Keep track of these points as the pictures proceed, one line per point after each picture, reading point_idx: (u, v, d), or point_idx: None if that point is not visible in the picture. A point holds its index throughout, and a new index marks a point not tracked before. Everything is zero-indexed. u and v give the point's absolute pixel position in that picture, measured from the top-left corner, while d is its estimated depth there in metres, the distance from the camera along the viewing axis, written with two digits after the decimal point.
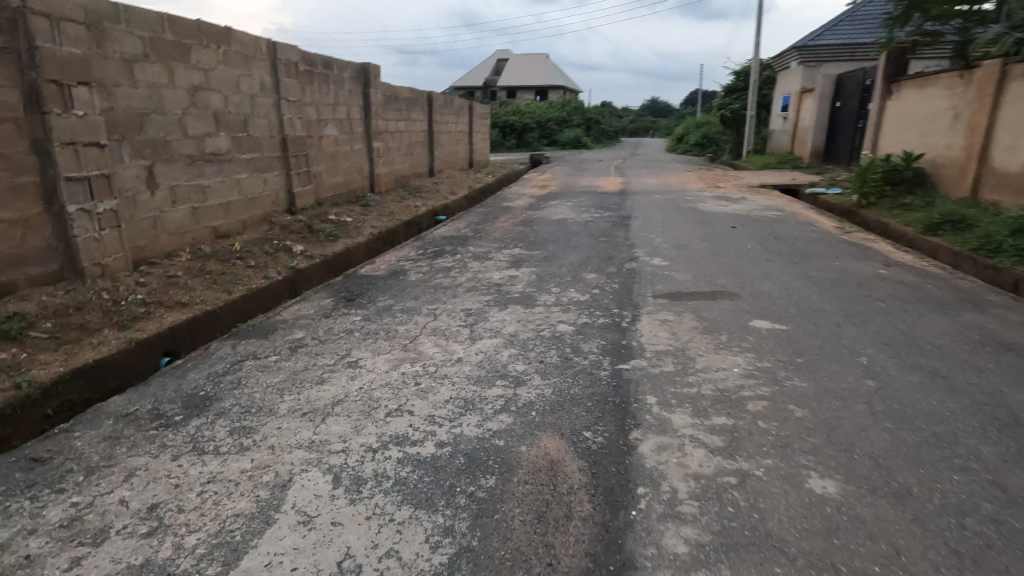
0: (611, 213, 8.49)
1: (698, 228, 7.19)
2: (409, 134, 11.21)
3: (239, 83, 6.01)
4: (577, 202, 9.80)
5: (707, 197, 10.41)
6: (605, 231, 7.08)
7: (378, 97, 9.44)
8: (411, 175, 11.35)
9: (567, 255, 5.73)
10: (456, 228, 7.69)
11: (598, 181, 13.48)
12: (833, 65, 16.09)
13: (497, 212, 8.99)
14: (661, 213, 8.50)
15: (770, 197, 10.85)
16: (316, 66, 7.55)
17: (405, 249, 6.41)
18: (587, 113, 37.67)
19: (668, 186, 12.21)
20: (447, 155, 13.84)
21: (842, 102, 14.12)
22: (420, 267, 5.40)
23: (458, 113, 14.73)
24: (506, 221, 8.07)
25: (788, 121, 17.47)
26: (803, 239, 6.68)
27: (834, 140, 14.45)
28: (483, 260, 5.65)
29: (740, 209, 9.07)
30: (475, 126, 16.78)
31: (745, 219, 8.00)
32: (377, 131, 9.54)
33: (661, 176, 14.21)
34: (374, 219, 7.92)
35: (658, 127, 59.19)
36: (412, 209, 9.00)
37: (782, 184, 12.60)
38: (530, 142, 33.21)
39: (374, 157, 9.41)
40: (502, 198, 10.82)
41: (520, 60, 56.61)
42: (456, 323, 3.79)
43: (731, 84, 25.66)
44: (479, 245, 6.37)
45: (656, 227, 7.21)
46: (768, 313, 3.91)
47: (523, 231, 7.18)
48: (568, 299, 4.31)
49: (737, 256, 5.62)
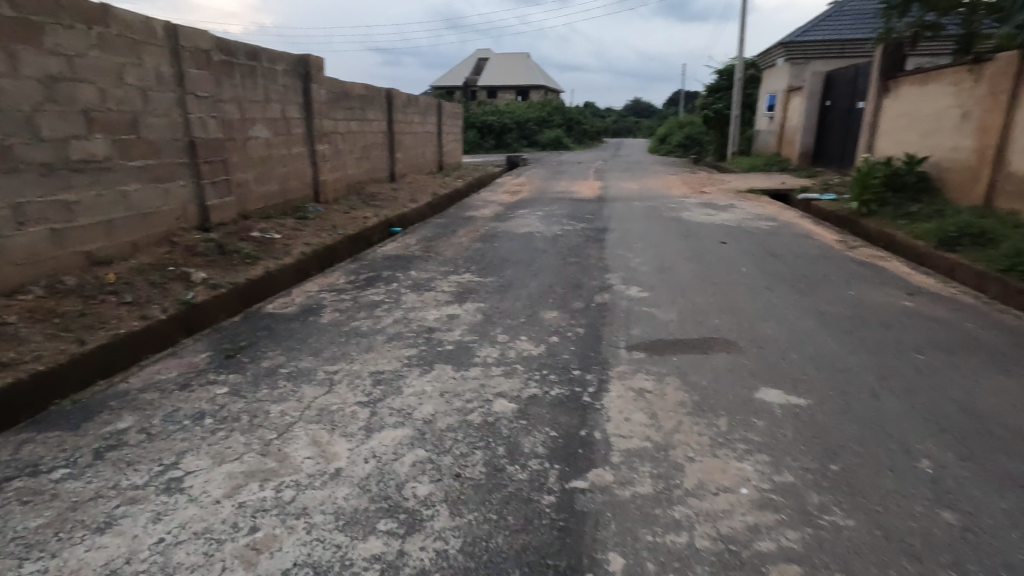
0: (585, 224, 7.50)
1: (683, 244, 6.22)
2: (364, 135, 10.10)
3: (122, 74, 4.89)
4: (548, 211, 8.79)
5: (692, 204, 9.48)
6: (576, 248, 6.08)
7: (322, 94, 8.33)
8: (366, 180, 10.25)
9: (526, 283, 4.73)
10: (405, 245, 6.64)
11: (575, 185, 12.50)
12: (822, 62, 15.31)
13: (457, 224, 7.95)
14: (641, 224, 7.52)
15: (760, 203, 9.95)
16: (237, 56, 6.43)
17: (335, 274, 5.34)
18: (568, 113, 36.77)
19: (650, 191, 11.26)
20: (411, 158, 12.75)
21: (832, 100, 13.33)
22: (343, 302, 4.36)
23: (425, 113, 13.65)
24: (464, 235, 7.04)
25: (775, 121, 16.67)
26: (806, 258, 5.73)
27: (825, 141, 13.65)
28: (423, 291, 4.62)
29: (729, 219, 8.14)
30: (446, 126, 15.70)
31: (736, 231, 7.05)
32: (322, 132, 8.44)
33: (642, 180, 13.27)
34: (310, 234, 6.83)
35: (640, 128, 58.60)
36: (360, 221, 7.92)
37: (771, 188, 11.73)
38: (509, 143, 32.18)
39: (318, 161, 8.31)
40: (467, 206, 9.77)
41: (501, 59, 55.61)
42: (356, 399, 2.75)
43: (714, 83, 24.89)
44: (424, 269, 5.34)
45: (635, 244, 6.22)
46: (778, 376, 2.92)
47: (480, 249, 6.15)
48: (517, 352, 3.31)
49: (731, 284, 4.64)
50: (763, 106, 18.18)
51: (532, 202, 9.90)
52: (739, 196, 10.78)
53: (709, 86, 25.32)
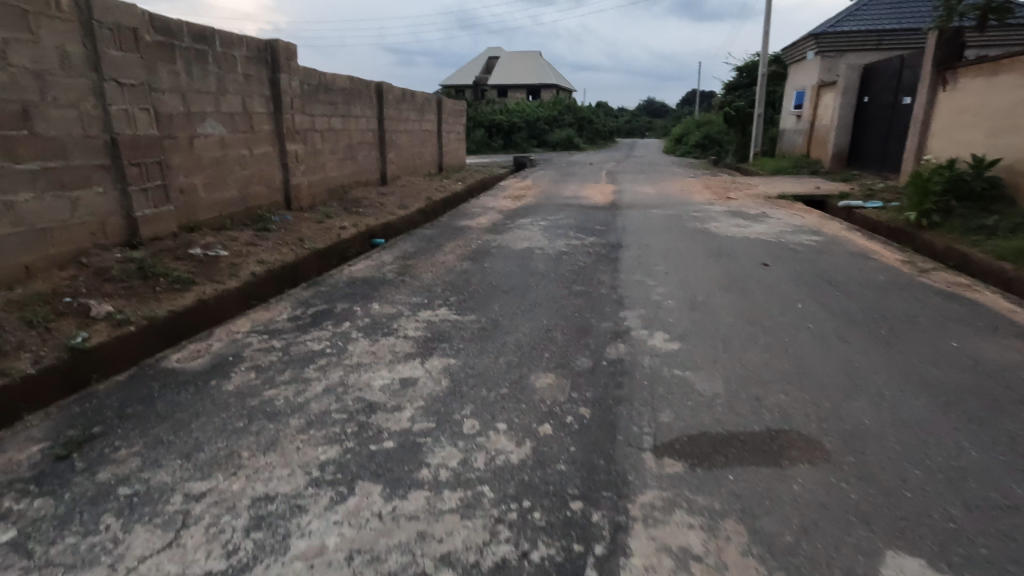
0: (595, 239, 6.37)
1: (716, 265, 5.08)
2: (348, 133, 9.05)
3: (7, 54, 3.85)
4: (553, 220, 7.68)
5: (718, 213, 8.31)
6: (583, 271, 4.97)
7: (294, 86, 7.29)
8: (351, 184, 9.20)
9: (516, 325, 3.62)
10: (379, 264, 5.56)
11: (585, 189, 11.36)
12: (856, 55, 14.03)
13: (445, 236, 6.85)
14: (663, 237, 6.40)
15: (797, 211, 8.74)
16: (179, 38, 5.39)
17: (280, 305, 4.27)
18: (579, 112, 35.59)
19: (669, 196, 10.10)
20: (406, 158, 11.70)
21: (871, 96, 12.07)
22: (270, 352, 3.28)
23: (422, 110, 12.57)
24: (450, 251, 5.94)
25: (803, 119, 15.39)
26: (873, 285, 4.57)
27: (862, 140, 12.37)
28: (381, 336, 3.52)
29: (765, 231, 6.97)
30: (446, 124, 14.63)
31: (776, 248, 5.88)
32: (295, 130, 7.39)
33: (659, 184, 12.10)
34: (269, 249, 5.77)
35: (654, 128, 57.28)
36: (334, 232, 6.85)
37: (804, 194, 10.50)
38: (518, 143, 31.03)
39: (289, 162, 7.25)
40: (462, 213, 8.68)
41: (512, 57, 54.58)
42: (206, 566, 1.66)
43: (733, 80, 23.62)
44: (391, 300, 4.26)
45: (656, 265, 5.09)
46: (908, 527, 1.78)
47: (466, 271, 5.06)
48: (486, 457, 2.20)
49: (788, 328, 3.51)
50: (789, 104, 16.90)
51: (535, 209, 8.79)
52: (770, 203, 9.56)
53: (728, 83, 24.04)
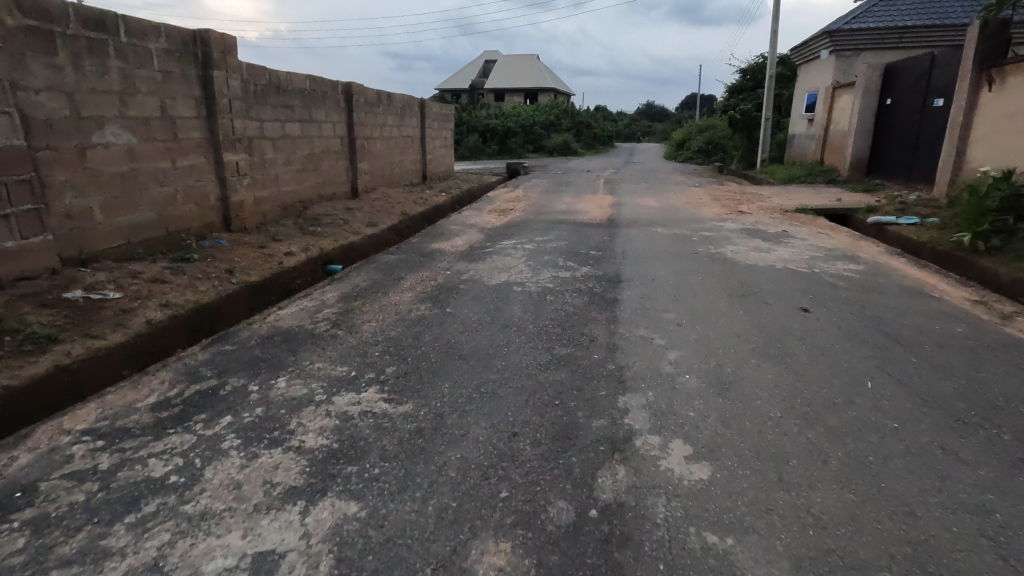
0: (588, 270, 5.26)
1: (742, 311, 3.98)
2: (308, 141, 7.94)
3: None
4: (540, 242, 6.56)
5: (732, 232, 7.20)
6: (570, 320, 3.85)
7: (233, 86, 6.19)
8: (312, 198, 8.09)
9: (465, 423, 2.51)
10: (316, 307, 4.43)
11: (580, 202, 10.25)
12: (874, 54, 12.97)
13: (409, 264, 5.73)
14: (672, 267, 5.32)
15: (821, 229, 7.65)
16: (60, 23, 4.29)
17: (157, 377, 3.15)
18: (577, 116, 34.61)
19: (674, 210, 8.99)
20: (382, 168, 10.59)
21: (895, 98, 10.99)
22: (82, 482, 2.15)
23: (401, 114, 11.47)
24: (408, 288, 4.81)
25: (816, 124, 14.31)
26: (953, 343, 3.46)
27: (886, 147, 11.26)
28: (265, 445, 2.38)
29: (791, 256, 5.86)
30: (432, 129, 13.54)
31: (811, 283, 4.78)
32: (235, 137, 6.28)
33: (662, 195, 11.00)
34: (183, 285, 4.65)
35: (654, 132, 56.33)
36: (277, 260, 5.74)
37: (825, 207, 9.39)
38: (514, 148, 29.98)
39: (226, 176, 6.14)
40: (437, 232, 7.54)
41: (509, 61, 53.68)
42: None
43: (737, 83, 22.62)
44: (305, 372, 3.13)
45: (666, 311, 3.98)
46: None
47: (420, 320, 3.95)
48: None
49: (865, 432, 2.40)
50: (800, 107, 15.82)
51: (521, 227, 7.65)
52: (789, 218, 8.45)
53: (731, 86, 23.01)
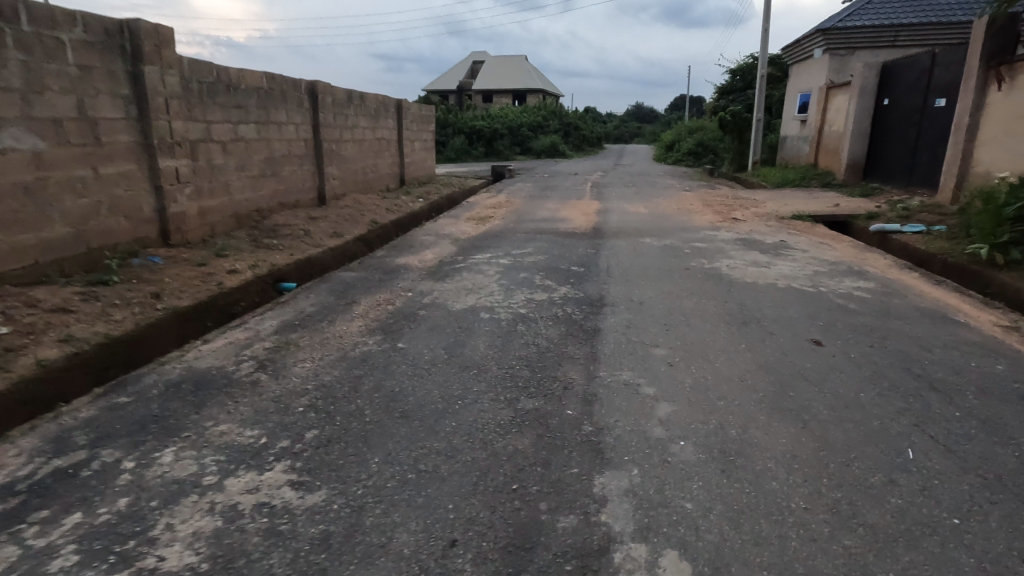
0: (567, 290, 4.66)
1: (744, 344, 3.41)
2: (265, 144, 7.28)
3: None
4: (517, 256, 5.95)
5: (727, 243, 6.63)
6: (541, 360, 3.23)
7: (171, 84, 5.52)
8: (271, 207, 7.42)
9: (389, 526, 1.88)
10: (246, 341, 3.78)
11: (564, 208, 9.66)
12: (869, 53, 12.53)
13: (368, 283, 5.09)
14: (662, 286, 4.73)
15: (821, 239, 7.11)
16: None
17: (14, 446, 2.49)
18: (565, 118, 34.10)
19: (664, 218, 8.43)
20: (354, 173, 9.93)
21: (893, 98, 10.52)
22: None
23: (375, 115, 10.82)
24: (360, 315, 4.18)
25: (810, 125, 13.84)
26: (999, 387, 2.88)
27: (884, 149, 10.79)
28: (106, 566, 1.74)
29: (793, 272, 5.29)
30: (410, 131, 12.89)
31: (820, 307, 4.21)
32: (174, 141, 5.62)
33: (651, 201, 10.44)
34: (93, 314, 3.99)
35: (644, 134, 56.02)
36: (217, 280, 5.08)
37: (823, 213, 8.88)
38: (501, 150, 29.41)
39: (163, 184, 5.47)
40: (406, 244, 6.91)
41: (497, 62, 53.15)
42: None
43: (726, 84, 22.21)
44: (203, 439, 2.48)
45: (654, 346, 3.39)
46: None
47: (363, 360, 3.33)
48: None
49: (916, 532, 1.83)
50: (792, 108, 15.36)
51: (499, 238, 7.03)
52: (786, 226, 7.91)
53: (721, 87, 22.58)
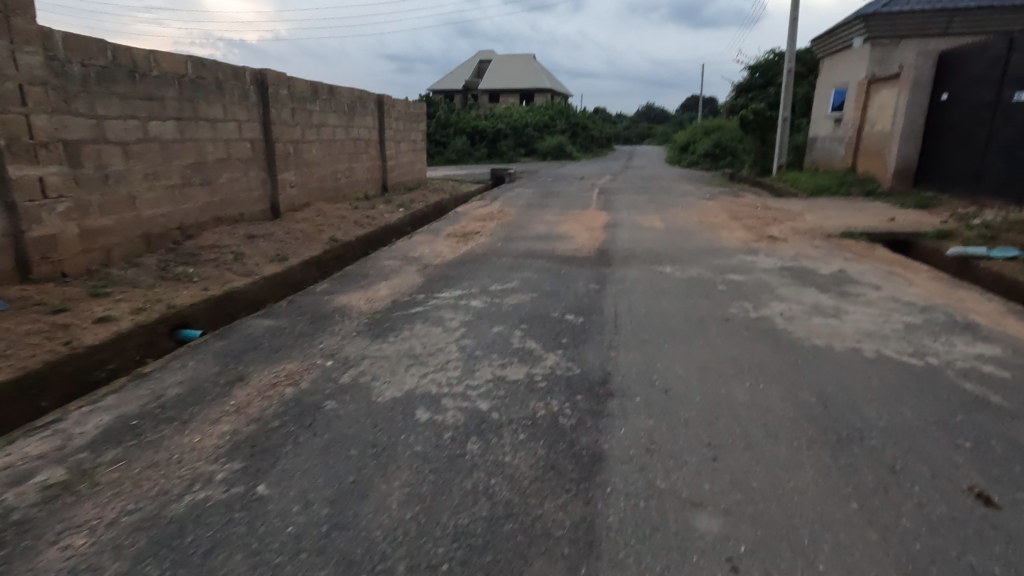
0: (555, 361, 3.21)
1: (856, 502, 1.94)
2: (190, 145, 5.88)
3: None
4: (494, 296, 4.50)
5: (770, 274, 5.14)
6: (491, 544, 1.78)
7: (30, 64, 4.14)
8: (199, 223, 6.03)
9: None
10: (32, 461, 2.36)
11: (565, 222, 8.21)
12: (917, 42, 10.96)
13: (279, 340, 3.66)
14: (694, 352, 3.26)
15: (887, 267, 5.60)
16: None
17: None
18: (573, 118, 32.64)
19: (686, 236, 6.95)
20: (319, 179, 8.52)
21: (956, 92, 8.96)
22: None
23: (348, 112, 9.41)
24: (234, 409, 2.75)
25: (847, 124, 12.26)
26: None
27: (942, 152, 9.22)
28: None
29: (875, 325, 3.79)
30: (395, 131, 11.48)
31: (947, 400, 2.72)
32: (37, 141, 4.22)
33: (669, 212, 8.95)
34: None
35: (655, 135, 54.45)
36: (73, 333, 3.67)
37: (878, 230, 7.35)
38: (504, 152, 28.02)
39: (19, 200, 4.08)
40: (361, 271, 5.47)
41: (504, 61, 51.79)
42: None
43: (745, 81, 20.67)
44: None
45: (695, 507, 1.93)
46: None
47: (181, 531, 1.89)
48: None
49: None
50: (824, 106, 13.77)
51: (478, 264, 5.59)
52: (837, 247, 6.42)
53: (740, 84, 21.01)
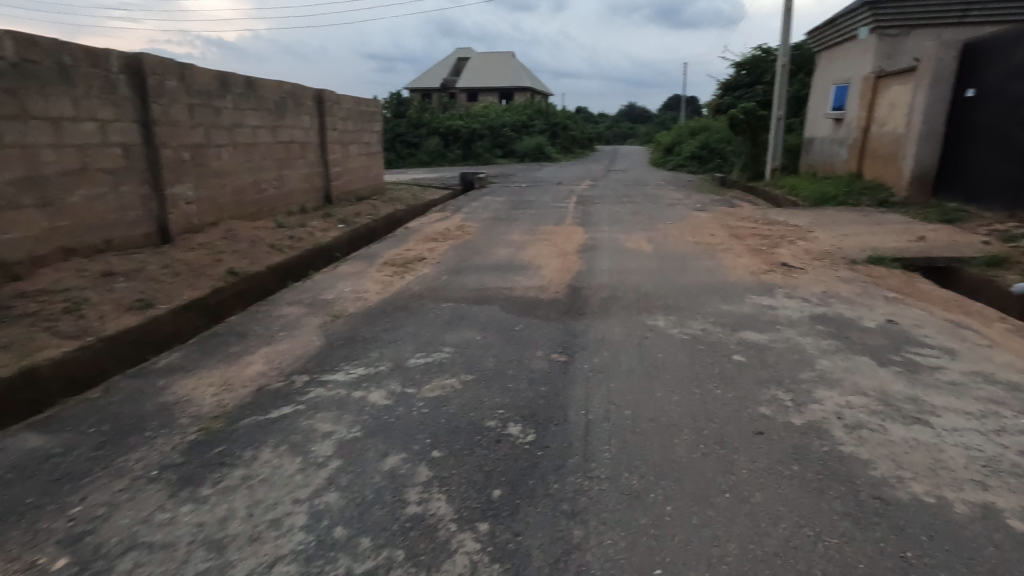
0: (471, 556, 1.78)
1: None
2: (16, 155, 4.34)
3: None
4: (408, 379, 3.05)
5: (799, 330, 3.76)
6: None
7: None
8: (33, 257, 4.48)
9: None
10: None
11: (532, 242, 6.79)
12: (931, 32, 9.83)
13: (17, 492, 2.16)
14: (717, 529, 1.87)
15: (945, 312, 4.28)
16: None
17: None
18: (553, 117, 31.27)
19: (680, 266, 5.56)
20: (231, 191, 6.97)
21: (988, 89, 7.76)
22: None
23: (273, 110, 7.86)
24: None
25: (850, 125, 11.03)
26: None
27: (970, 158, 8.02)
28: None
29: (988, 441, 2.43)
30: (340, 132, 9.94)
31: None
32: None
33: (656, 228, 7.57)
34: None
35: (638, 135, 53.38)
36: None
37: (910, 252, 6.06)
38: (480, 153, 26.51)
39: None
40: (242, 330, 3.98)
41: (482, 59, 50.26)
42: None
43: (732, 79, 19.48)
44: None
45: None
46: None
47: None
48: None
49: None
50: (823, 105, 12.53)
51: (405, 316, 4.13)
52: (869, 280, 5.10)
53: (726, 83, 19.83)
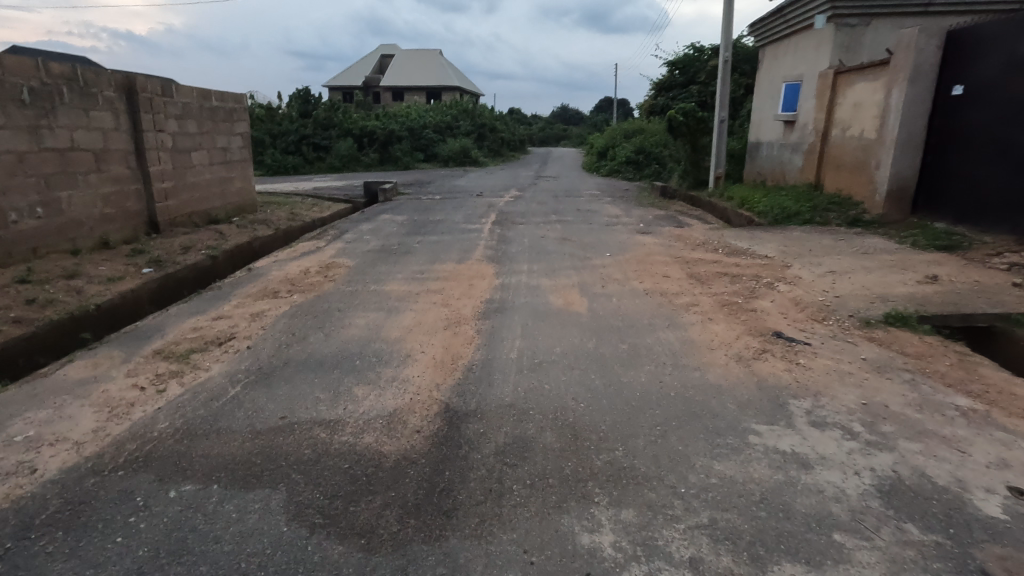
0: None
1: None
2: None
3: None
4: None
5: (883, 550, 1.84)
6: None
7: None
8: None
9: None
10: None
11: (414, 299, 4.63)
12: (893, 22, 8.49)
13: None
14: None
15: None
16: None
17: None
18: (481, 118, 29.21)
19: (628, 346, 3.59)
20: None
21: (984, 84, 6.36)
22: None
23: (27, 103, 5.31)
24: None
25: (805, 128, 9.61)
26: None
27: (963, 168, 6.61)
28: None
29: None
30: (172, 134, 7.38)
31: None
32: None
33: (592, 266, 5.63)
34: None
35: (571, 136, 52.24)
36: None
37: (933, 303, 4.40)
38: (399, 157, 24.01)
39: None
40: None
41: (406, 56, 47.50)
42: None
43: (665, 79, 18.14)
44: None
45: None
46: None
47: None
48: None
49: None
50: (770, 106, 11.12)
51: (57, 546, 1.88)
52: (912, 369, 3.32)
53: (659, 83, 18.46)
